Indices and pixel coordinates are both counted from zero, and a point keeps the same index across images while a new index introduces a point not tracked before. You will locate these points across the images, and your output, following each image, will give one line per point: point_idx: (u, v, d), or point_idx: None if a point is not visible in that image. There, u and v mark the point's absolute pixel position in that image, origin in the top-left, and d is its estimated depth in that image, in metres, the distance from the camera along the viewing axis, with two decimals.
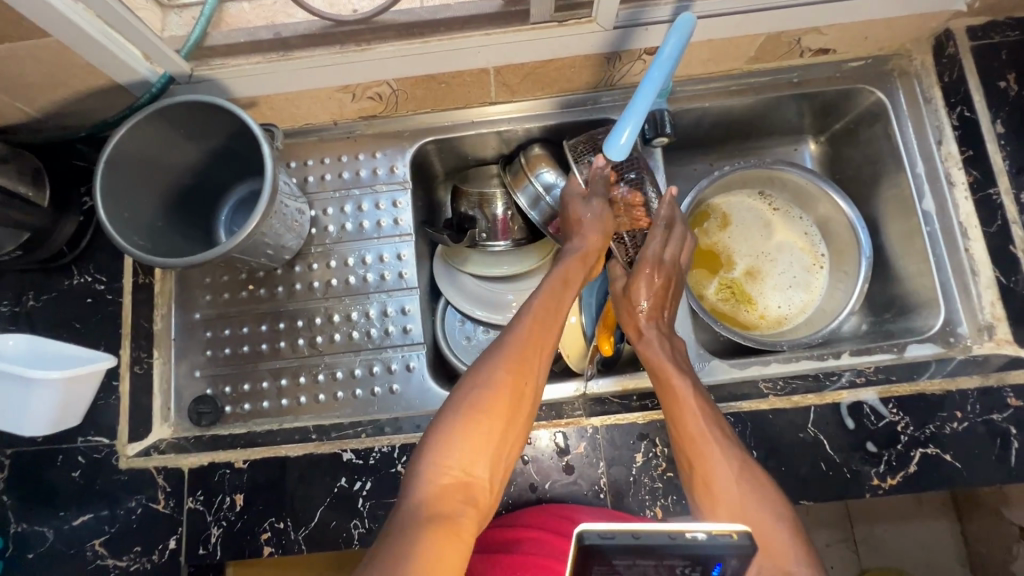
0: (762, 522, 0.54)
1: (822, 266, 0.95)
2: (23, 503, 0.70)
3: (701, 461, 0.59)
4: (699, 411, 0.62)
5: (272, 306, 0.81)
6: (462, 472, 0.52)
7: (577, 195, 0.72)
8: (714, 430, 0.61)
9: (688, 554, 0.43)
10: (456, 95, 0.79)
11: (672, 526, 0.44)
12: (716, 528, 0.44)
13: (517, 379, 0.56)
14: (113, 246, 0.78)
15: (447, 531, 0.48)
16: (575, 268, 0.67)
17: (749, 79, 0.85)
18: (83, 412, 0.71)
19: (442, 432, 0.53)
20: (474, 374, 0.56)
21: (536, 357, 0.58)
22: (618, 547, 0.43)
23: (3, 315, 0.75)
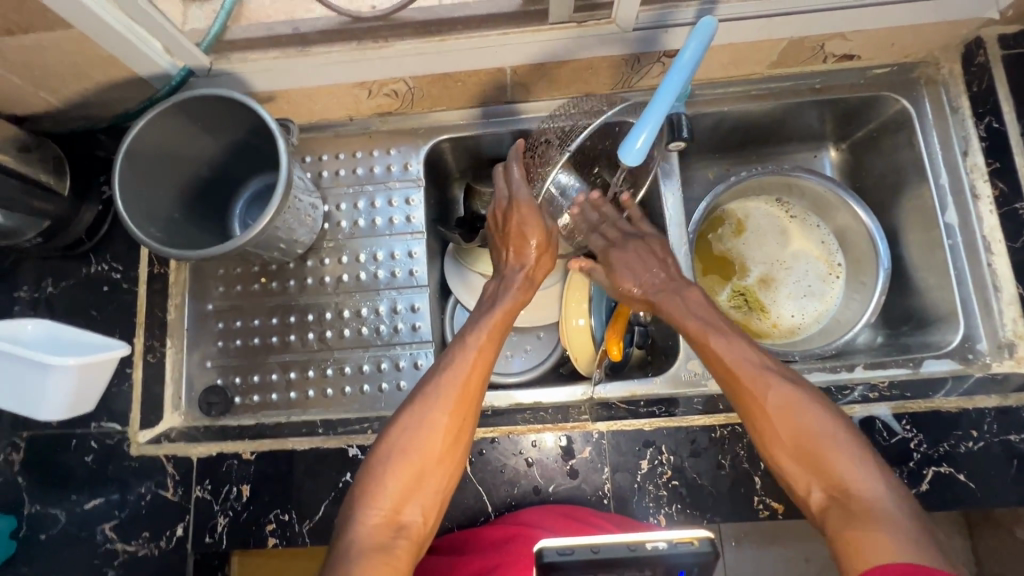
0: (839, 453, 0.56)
1: (838, 276, 0.93)
2: (37, 485, 0.71)
3: (754, 392, 0.61)
4: (739, 356, 0.64)
5: (284, 300, 0.81)
6: (394, 509, 0.56)
7: (531, 202, 0.71)
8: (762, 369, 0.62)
9: (648, 561, 0.49)
10: (472, 93, 0.79)
11: (631, 539, 0.50)
12: (678, 537, 0.50)
13: (446, 419, 0.59)
14: (130, 236, 0.79)
15: (381, 564, 0.52)
16: (517, 301, 0.70)
17: (769, 84, 0.84)
18: (96, 398, 0.72)
19: (375, 474, 0.58)
20: (409, 414, 0.60)
21: (472, 397, 0.61)
22: (578, 560, 0.50)
23: (23, 300, 0.77)
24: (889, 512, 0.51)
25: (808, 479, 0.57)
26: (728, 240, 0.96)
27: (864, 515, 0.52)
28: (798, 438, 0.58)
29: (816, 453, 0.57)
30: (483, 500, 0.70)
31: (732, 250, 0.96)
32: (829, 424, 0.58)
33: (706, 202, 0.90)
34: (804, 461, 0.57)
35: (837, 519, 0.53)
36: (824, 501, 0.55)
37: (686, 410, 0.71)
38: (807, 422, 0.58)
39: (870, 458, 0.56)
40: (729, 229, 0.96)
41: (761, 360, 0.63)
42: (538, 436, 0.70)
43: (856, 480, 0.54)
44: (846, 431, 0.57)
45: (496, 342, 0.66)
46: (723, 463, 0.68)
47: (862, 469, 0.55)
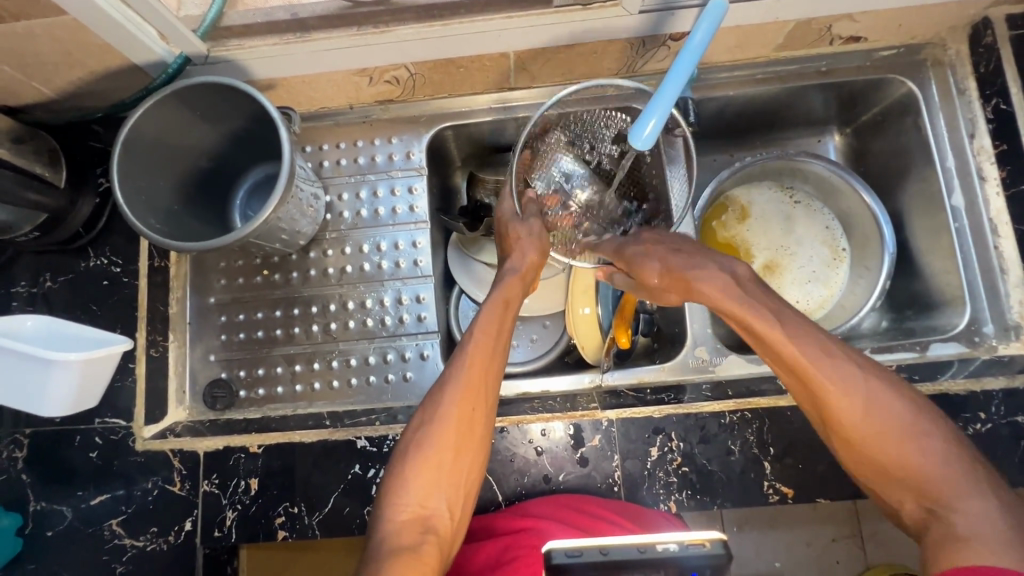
0: (923, 459, 0.54)
1: (842, 261, 0.94)
2: (41, 482, 0.70)
3: (833, 401, 0.57)
4: (818, 359, 0.57)
5: (286, 292, 0.81)
6: (421, 506, 0.56)
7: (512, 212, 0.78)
8: (845, 372, 0.57)
9: (660, 563, 0.50)
10: (475, 79, 0.77)
11: (641, 541, 0.51)
12: (690, 539, 0.51)
13: (463, 411, 0.59)
14: (129, 229, 0.77)
15: (410, 559, 0.51)
16: (509, 291, 0.69)
17: (776, 67, 0.83)
18: (100, 393, 0.71)
19: (397, 476, 0.58)
20: (425, 412, 0.60)
21: (481, 387, 0.61)
22: (586, 562, 0.50)
23: (21, 296, 0.75)
24: (991, 529, 0.49)
25: (901, 491, 0.55)
26: (733, 226, 0.97)
27: (965, 531, 0.50)
28: (887, 450, 0.55)
29: (906, 466, 0.54)
30: (493, 489, 0.70)
31: (736, 236, 0.96)
32: (912, 428, 0.55)
33: (711, 188, 0.91)
34: (894, 476, 0.55)
35: (935, 535, 0.51)
36: (919, 514, 0.54)
37: (694, 396, 0.71)
38: (889, 425, 0.55)
39: (964, 462, 0.53)
40: (732, 215, 0.97)
41: (840, 358, 0.57)
42: (547, 425, 0.70)
43: (950, 491, 0.52)
44: (932, 433, 0.55)
45: (503, 336, 0.65)
46: (733, 449, 0.68)
47: (963, 482, 0.52)
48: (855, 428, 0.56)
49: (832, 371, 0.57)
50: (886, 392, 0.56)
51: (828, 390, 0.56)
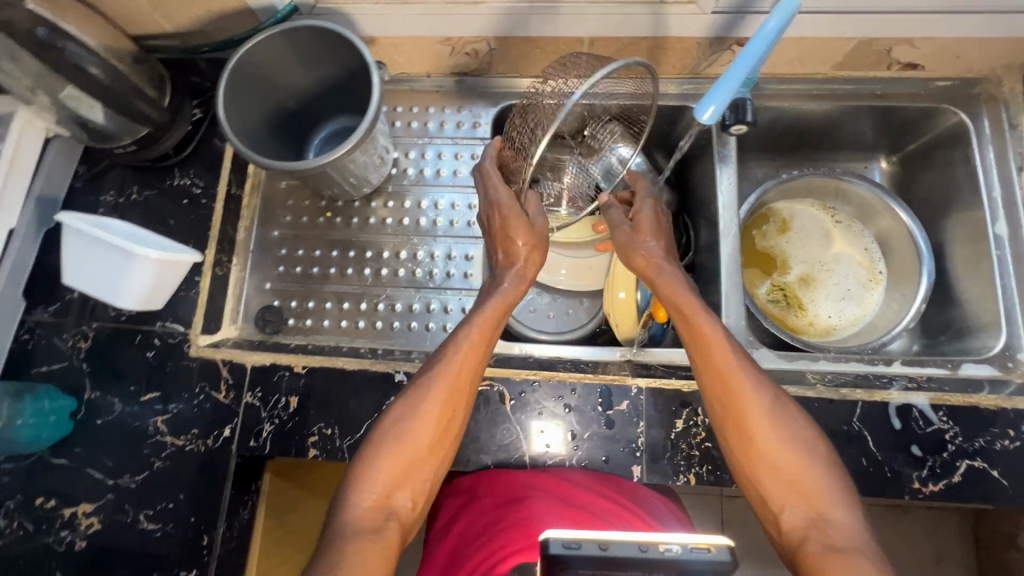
0: (808, 473, 0.58)
1: (878, 283, 0.96)
2: (99, 373, 0.75)
3: (745, 408, 0.61)
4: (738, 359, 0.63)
5: (345, 235, 0.86)
6: (386, 493, 0.59)
7: (511, 201, 0.72)
8: (755, 380, 0.62)
9: (660, 566, 0.41)
10: (548, 61, 0.83)
11: (643, 538, 0.43)
12: (694, 542, 0.42)
13: (441, 411, 0.62)
14: (212, 157, 0.83)
15: (372, 542, 0.55)
16: (510, 294, 0.71)
17: (832, 85, 0.87)
18: (166, 297, 0.76)
19: (366, 463, 0.60)
20: (405, 404, 0.63)
21: (462, 388, 0.64)
22: (586, 557, 0.42)
23: (107, 204, 0.82)
24: (862, 542, 0.53)
25: (789, 499, 0.58)
26: (772, 236, 1.00)
27: (841, 540, 0.54)
28: (784, 464, 0.59)
29: (794, 475, 0.59)
30: (519, 441, 0.71)
31: (774, 247, 0.99)
32: (812, 448, 0.60)
33: (756, 196, 0.95)
34: (788, 486, 0.58)
35: (814, 542, 0.54)
36: (798, 523, 0.57)
37: None
38: (791, 443, 0.60)
39: (847, 483, 0.59)
40: (772, 227, 1.00)
41: (757, 374, 0.63)
42: (578, 384, 0.72)
43: (833, 506, 0.57)
44: (825, 457, 0.59)
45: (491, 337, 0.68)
46: None
47: (841, 499, 0.57)
48: (762, 437, 0.60)
49: (749, 380, 0.62)
50: (790, 411, 0.61)
51: (744, 402, 0.61)
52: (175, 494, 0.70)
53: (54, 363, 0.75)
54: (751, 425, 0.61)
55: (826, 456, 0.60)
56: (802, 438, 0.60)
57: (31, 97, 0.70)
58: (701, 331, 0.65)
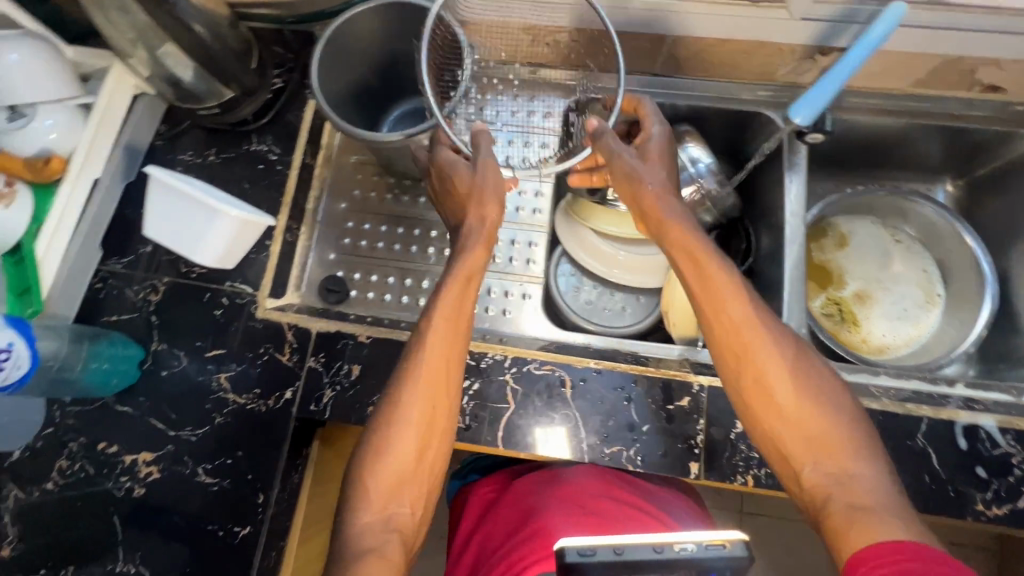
0: (823, 423, 0.57)
1: (936, 305, 0.95)
2: (167, 326, 0.76)
3: (754, 364, 0.59)
4: (746, 303, 0.61)
5: (411, 213, 0.87)
6: (382, 506, 0.59)
7: (460, 160, 0.70)
8: (760, 324, 0.60)
9: (677, 563, 0.47)
10: (628, 56, 0.84)
11: (659, 539, 0.49)
12: (709, 542, 0.49)
13: (424, 411, 0.62)
14: (290, 125, 0.85)
15: (377, 558, 0.55)
16: (474, 262, 0.66)
17: (908, 102, 0.87)
18: (238, 258, 0.77)
19: (359, 477, 0.60)
20: (387, 407, 0.62)
21: (444, 377, 0.63)
22: (600, 562, 0.48)
23: (184, 162, 0.83)
24: (885, 495, 0.52)
25: (807, 454, 0.56)
26: (830, 250, 0.99)
27: (863, 495, 0.52)
28: (799, 417, 0.57)
29: (813, 430, 0.57)
30: (577, 427, 0.71)
31: (832, 261, 0.98)
32: (826, 396, 0.58)
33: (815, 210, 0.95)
34: (805, 441, 0.57)
35: (838, 500, 0.53)
36: (819, 479, 0.55)
37: None
38: (803, 393, 0.58)
39: (867, 434, 0.57)
40: (831, 241, 0.99)
41: (764, 312, 0.61)
42: (639, 376, 0.72)
43: (852, 457, 0.55)
44: (839, 405, 0.58)
45: (465, 311, 0.65)
46: None
47: (859, 449, 0.55)
48: (773, 391, 0.58)
49: (756, 328, 0.60)
50: (798, 356, 0.59)
51: (753, 352, 0.59)
52: (233, 450, 0.71)
53: (124, 313, 0.77)
54: (766, 382, 0.59)
55: (845, 406, 0.58)
56: (813, 387, 0.58)
57: (131, 50, 0.72)
58: (707, 282, 0.62)
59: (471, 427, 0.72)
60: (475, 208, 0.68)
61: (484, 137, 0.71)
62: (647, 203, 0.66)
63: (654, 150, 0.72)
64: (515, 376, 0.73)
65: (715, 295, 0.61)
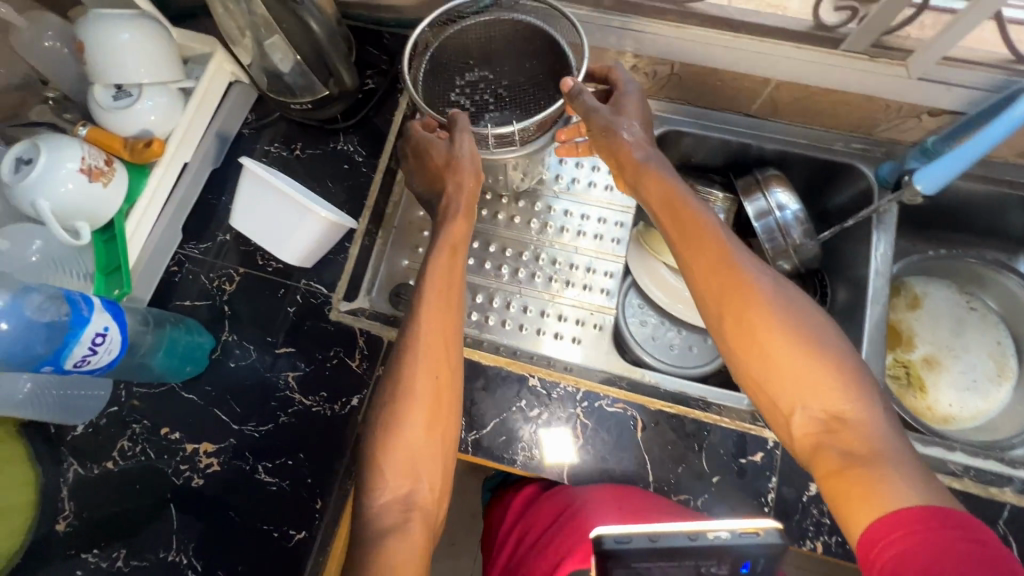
0: (810, 365, 0.53)
1: (1008, 380, 0.92)
2: (240, 317, 0.76)
3: (742, 319, 0.57)
4: (722, 254, 0.60)
5: (488, 228, 0.85)
6: (400, 486, 0.60)
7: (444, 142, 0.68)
8: (739, 275, 0.58)
9: (712, 551, 0.50)
10: (725, 95, 0.84)
11: (692, 528, 0.51)
12: (742, 530, 0.51)
13: (429, 378, 0.61)
14: (378, 128, 0.85)
15: (400, 537, 0.56)
16: (457, 233, 0.68)
17: (1005, 172, 0.86)
18: (317, 258, 0.76)
19: (369, 460, 0.61)
20: (388, 378, 0.63)
21: (440, 345, 0.63)
22: (637, 548, 0.51)
23: (271, 155, 0.83)
24: (882, 442, 0.49)
25: (804, 405, 0.53)
26: (901, 311, 0.97)
27: (862, 447, 0.49)
28: (787, 365, 0.54)
29: (804, 373, 0.53)
30: (644, 469, 0.70)
31: (902, 322, 0.96)
32: (813, 338, 0.55)
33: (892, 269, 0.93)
34: (801, 389, 0.53)
35: (837, 453, 0.50)
36: (818, 429, 0.52)
37: None
38: (790, 339, 0.55)
39: (856, 366, 0.54)
40: (904, 301, 0.97)
41: (741, 261, 0.59)
42: (713, 426, 0.71)
43: (846, 397, 0.52)
44: (826, 343, 0.54)
45: (456, 282, 0.65)
46: None
47: (853, 386, 0.52)
48: (761, 346, 0.56)
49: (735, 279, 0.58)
50: (776, 299, 0.57)
51: (736, 307, 0.58)
52: (295, 452, 0.71)
53: (196, 299, 0.77)
54: (750, 330, 0.57)
55: (831, 338, 0.55)
56: (796, 329, 0.55)
57: (239, 38, 0.71)
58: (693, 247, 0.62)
59: (535, 456, 0.71)
60: (451, 174, 0.67)
61: (462, 119, 0.64)
62: (624, 153, 0.68)
63: (636, 110, 0.71)
64: (585, 410, 0.72)
65: (695, 244, 0.62)
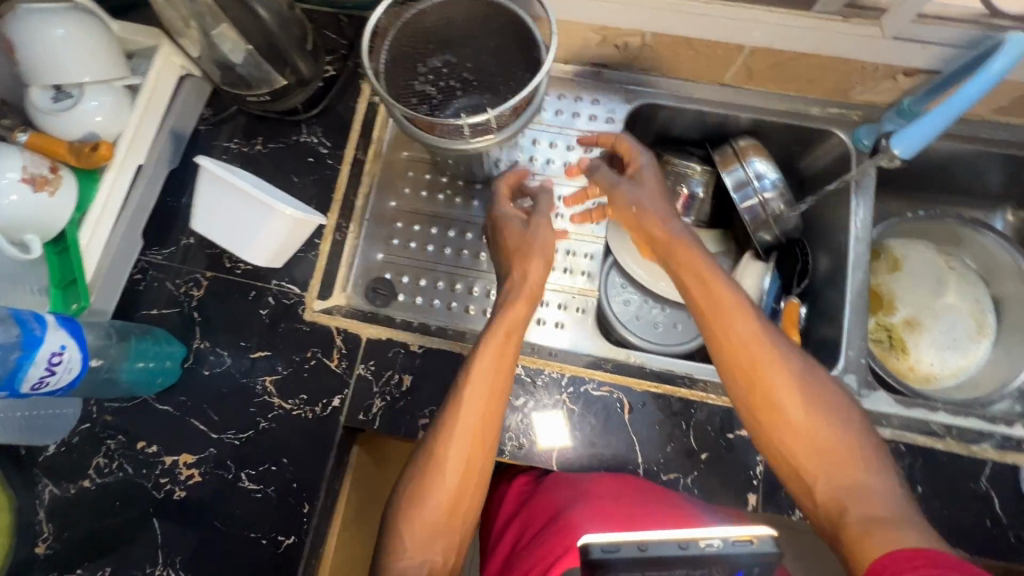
0: (835, 444, 0.56)
1: (986, 337, 0.93)
2: (211, 324, 0.73)
3: (774, 399, 0.58)
4: (756, 332, 0.60)
5: (463, 215, 0.83)
6: (417, 553, 0.59)
7: (511, 223, 0.73)
8: (770, 354, 0.60)
9: (704, 561, 0.46)
10: (699, 64, 0.81)
11: (682, 536, 0.47)
12: (735, 537, 0.47)
13: (461, 452, 0.61)
14: (342, 117, 0.81)
15: None
16: (517, 315, 0.66)
17: (981, 130, 0.85)
18: (287, 257, 0.74)
19: (394, 525, 0.60)
20: (422, 450, 0.62)
21: (481, 421, 0.62)
22: (625, 559, 0.46)
23: (231, 151, 0.79)
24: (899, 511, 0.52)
25: (827, 482, 0.55)
26: (881, 275, 0.97)
27: (880, 513, 0.51)
28: (812, 443, 0.56)
29: (829, 451, 0.56)
30: (633, 451, 0.70)
31: (883, 285, 0.96)
32: (837, 421, 0.57)
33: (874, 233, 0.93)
34: (823, 466, 0.56)
35: (852, 519, 0.52)
36: (834, 499, 0.54)
37: None
38: (816, 420, 0.57)
39: (873, 447, 0.56)
40: (883, 265, 0.97)
41: (773, 341, 0.60)
42: (699, 403, 0.71)
43: (866, 477, 0.54)
44: (849, 426, 0.57)
45: (506, 363, 0.64)
46: None
47: (871, 467, 0.55)
48: (792, 425, 0.57)
49: (767, 356, 0.59)
50: (805, 381, 0.59)
51: (767, 384, 0.59)
52: (278, 457, 0.69)
53: (164, 307, 0.74)
54: (781, 410, 0.58)
55: (853, 422, 0.58)
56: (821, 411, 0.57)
57: (183, 29, 0.68)
58: (725, 323, 0.61)
59: (523, 445, 0.70)
60: (517, 260, 0.70)
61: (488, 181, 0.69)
62: (653, 227, 0.68)
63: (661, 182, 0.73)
64: (571, 396, 0.71)
65: (722, 315, 0.61)
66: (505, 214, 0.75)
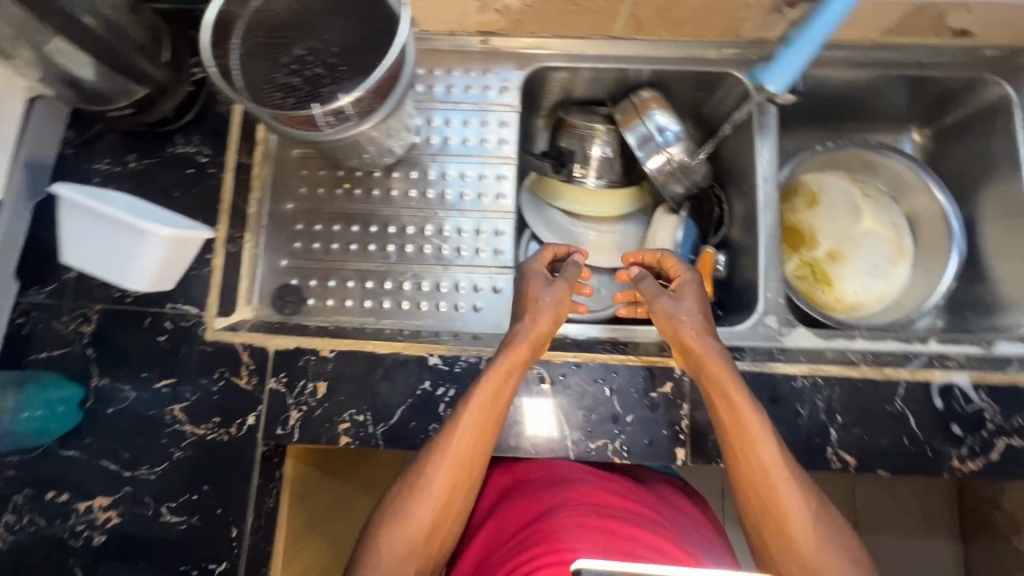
0: (804, 521, 0.57)
1: (905, 259, 0.94)
2: (108, 359, 0.69)
3: (762, 467, 0.59)
4: (761, 418, 0.60)
5: (365, 208, 0.80)
6: None
7: (542, 283, 0.68)
8: (768, 438, 0.60)
9: None
10: (584, 20, 0.78)
11: None
12: None
13: (448, 487, 0.60)
14: (218, 121, 0.76)
15: None
16: (519, 358, 0.63)
17: (875, 53, 0.85)
18: (178, 276, 0.70)
19: (364, 549, 0.59)
20: (411, 474, 0.61)
21: (473, 455, 0.61)
22: None
23: (101, 173, 0.74)
24: None
25: (784, 545, 0.57)
26: (801, 211, 0.97)
27: None
28: (781, 512, 0.58)
29: (795, 526, 0.57)
30: (560, 423, 0.69)
31: (803, 221, 0.97)
32: (812, 508, 0.58)
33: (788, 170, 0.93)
34: (781, 530, 0.58)
35: None
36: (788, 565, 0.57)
37: (764, 357, 0.72)
38: (792, 498, 0.58)
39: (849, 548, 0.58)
40: (802, 201, 0.97)
41: (772, 429, 0.61)
42: (620, 367, 0.70)
43: (821, 557, 0.56)
44: (822, 514, 0.58)
45: (500, 402, 0.62)
46: (801, 412, 0.69)
47: (834, 552, 0.57)
48: (769, 488, 0.58)
49: (764, 436, 0.60)
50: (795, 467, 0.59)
51: (760, 455, 0.59)
52: (199, 485, 0.67)
53: (55, 348, 0.69)
54: (765, 478, 0.59)
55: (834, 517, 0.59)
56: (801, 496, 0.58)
57: (12, 50, 0.62)
58: (733, 393, 0.61)
59: None
60: (532, 314, 0.66)
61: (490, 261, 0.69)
62: (678, 324, 0.66)
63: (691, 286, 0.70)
64: None
65: (726, 389, 0.61)
66: (534, 265, 0.71)
